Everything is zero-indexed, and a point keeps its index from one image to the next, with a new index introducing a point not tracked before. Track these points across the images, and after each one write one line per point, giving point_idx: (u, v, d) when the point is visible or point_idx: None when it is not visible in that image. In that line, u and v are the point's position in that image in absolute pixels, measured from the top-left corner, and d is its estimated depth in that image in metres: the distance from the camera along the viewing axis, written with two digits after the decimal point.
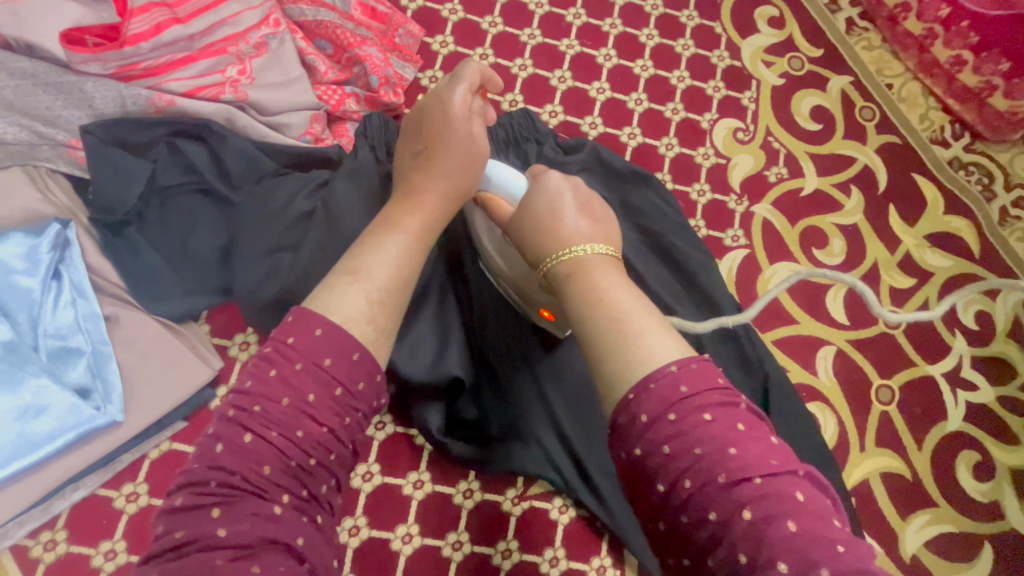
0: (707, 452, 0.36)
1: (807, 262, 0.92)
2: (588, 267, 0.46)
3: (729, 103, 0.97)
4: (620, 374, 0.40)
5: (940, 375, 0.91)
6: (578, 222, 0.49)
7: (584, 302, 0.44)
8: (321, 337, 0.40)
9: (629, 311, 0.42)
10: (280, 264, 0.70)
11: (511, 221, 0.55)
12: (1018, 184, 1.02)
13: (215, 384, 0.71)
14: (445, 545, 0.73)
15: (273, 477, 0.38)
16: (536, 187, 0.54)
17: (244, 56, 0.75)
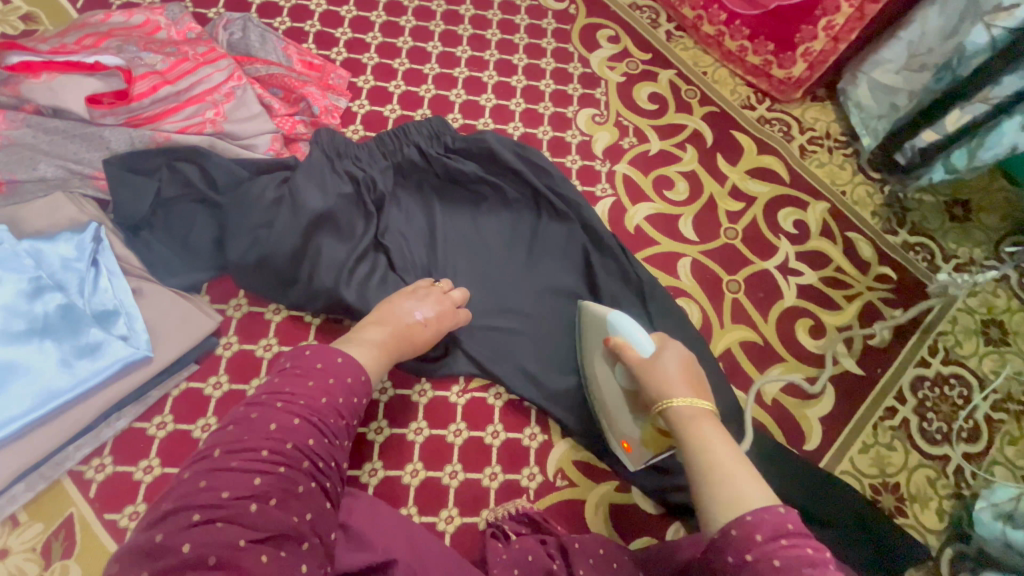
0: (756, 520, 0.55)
1: (660, 200, 1.23)
2: (694, 423, 0.69)
3: (586, 97, 1.31)
4: (717, 504, 0.59)
5: (773, 268, 1.21)
6: (683, 389, 0.74)
7: (695, 452, 0.66)
8: (341, 363, 0.71)
9: (725, 468, 0.62)
10: (257, 237, 0.95)
11: (637, 379, 0.80)
12: (809, 128, 1.38)
13: (218, 335, 0.95)
14: (409, 432, 0.95)
15: (312, 449, 0.63)
16: (661, 358, 0.80)
17: (218, 103, 1.05)
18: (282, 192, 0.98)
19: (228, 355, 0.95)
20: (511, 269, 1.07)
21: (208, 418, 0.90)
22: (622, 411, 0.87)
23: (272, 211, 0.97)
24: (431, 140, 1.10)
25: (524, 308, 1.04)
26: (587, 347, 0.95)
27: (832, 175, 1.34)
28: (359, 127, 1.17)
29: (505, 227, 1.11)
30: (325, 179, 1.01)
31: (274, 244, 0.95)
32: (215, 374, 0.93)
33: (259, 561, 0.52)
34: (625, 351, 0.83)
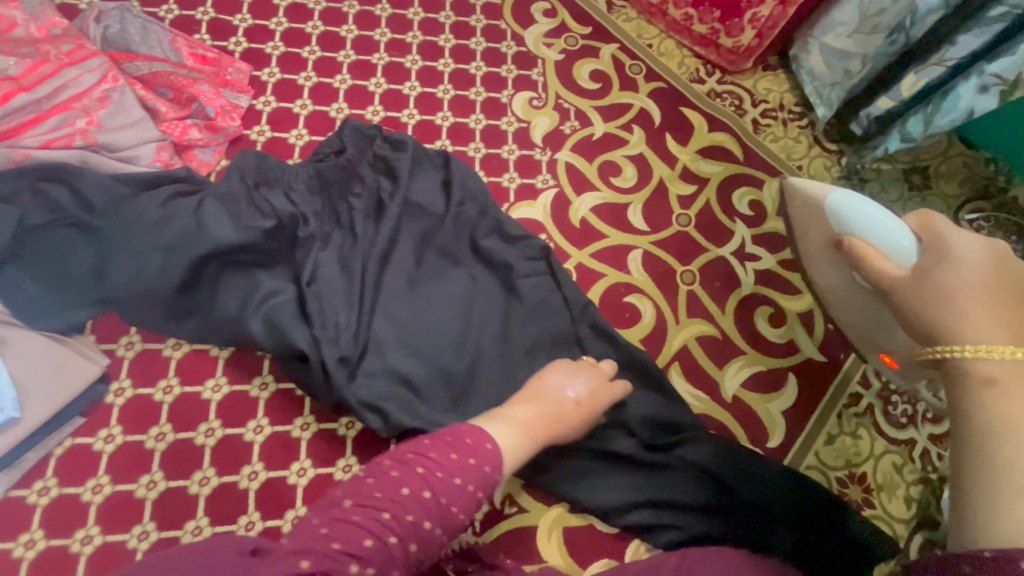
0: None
1: (606, 189, 1.14)
2: (1004, 376, 0.51)
3: (521, 79, 1.19)
4: (1004, 507, 0.46)
5: (730, 254, 1.13)
6: (988, 329, 0.55)
7: (987, 426, 0.49)
8: (418, 474, 0.56)
9: (1021, 462, 0.47)
10: (142, 265, 0.83)
11: (903, 290, 0.64)
12: (762, 101, 1.29)
13: (107, 381, 0.84)
14: (336, 470, 0.84)
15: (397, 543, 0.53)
16: (954, 259, 0.61)
17: (89, 110, 0.91)
18: (168, 211, 0.86)
19: (120, 402, 0.83)
20: (472, 298, 0.95)
21: (99, 477, 0.79)
22: (876, 323, 0.80)
23: (159, 234, 0.84)
24: (372, 158, 0.99)
25: (489, 345, 0.93)
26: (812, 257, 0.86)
27: (787, 150, 1.26)
28: (265, 127, 1.04)
29: (465, 247, 0.98)
30: (243, 211, 0.88)
31: (160, 272, 0.83)
32: (106, 426, 0.82)
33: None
34: (876, 254, 0.68)
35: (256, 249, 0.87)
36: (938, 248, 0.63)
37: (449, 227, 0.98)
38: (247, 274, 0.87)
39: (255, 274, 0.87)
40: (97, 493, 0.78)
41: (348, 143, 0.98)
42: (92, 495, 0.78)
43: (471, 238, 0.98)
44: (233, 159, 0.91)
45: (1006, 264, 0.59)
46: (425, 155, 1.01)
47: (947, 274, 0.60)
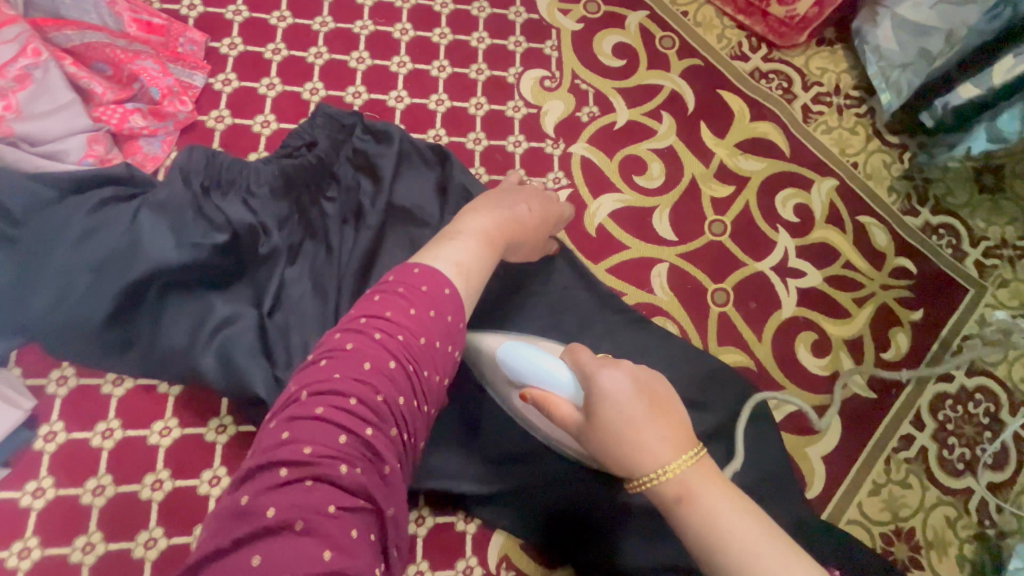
0: None
1: (630, 190, 0.97)
2: (692, 490, 0.48)
3: (532, 54, 1.01)
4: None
5: (770, 270, 0.97)
6: (660, 435, 0.50)
7: (696, 537, 0.47)
8: (428, 290, 0.54)
9: (740, 553, 0.45)
10: (68, 287, 0.68)
11: (579, 430, 0.55)
12: (815, 83, 1.10)
13: (35, 424, 0.71)
14: None
15: (396, 413, 0.48)
16: (595, 390, 0.54)
17: (6, 91, 0.73)
18: (99, 221, 0.71)
19: (51, 450, 0.70)
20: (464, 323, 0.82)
21: (26, 539, 0.67)
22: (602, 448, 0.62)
23: (88, 250, 0.70)
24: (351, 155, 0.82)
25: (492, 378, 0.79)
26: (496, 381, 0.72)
27: (842, 143, 1.08)
28: (224, 112, 0.87)
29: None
30: (188, 223, 0.73)
31: (90, 298, 0.68)
32: (35, 477, 0.69)
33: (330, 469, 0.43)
34: (552, 399, 0.59)
35: (210, 270, 0.73)
36: (586, 386, 0.55)
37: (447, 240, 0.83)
38: (197, 298, 0.73)
39: (205, 298, 0.73)
40: (25, 559, 0.67)
41: (321, 135, 0.80)
42: (19, 561, 0.67)
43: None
44: (178, 156, 0.76)
45: (639, 372, 0.53)
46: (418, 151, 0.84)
47: (604, 409, 0.52)
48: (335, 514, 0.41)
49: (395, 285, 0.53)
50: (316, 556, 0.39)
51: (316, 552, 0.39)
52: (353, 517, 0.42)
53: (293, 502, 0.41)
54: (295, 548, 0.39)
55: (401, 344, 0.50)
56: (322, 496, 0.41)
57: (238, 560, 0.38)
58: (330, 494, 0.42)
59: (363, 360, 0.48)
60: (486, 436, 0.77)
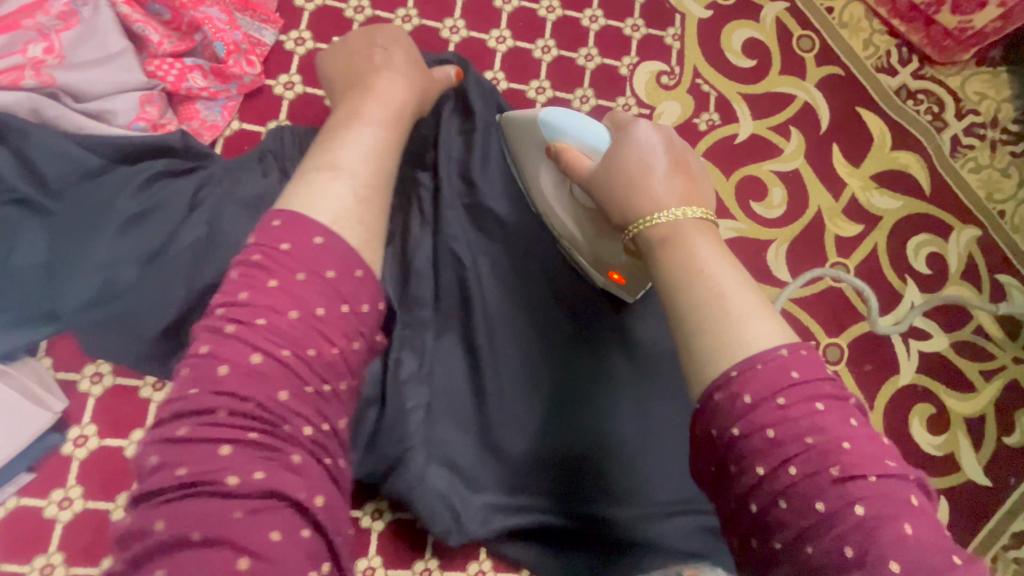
0: (769, 370, 0.36)
1: (745, 218, 0.84)
2: (683, 232, 0.42)
3: (650, 43, 0.86)
4: (712, 351, 0.38)
5: (893, 329, 0.84)
6: (670, 183, 0.45)
7: (676, 271, 0.41)
8: (321, 247, 0.40)
9: (715, 283, 0.39)
10: (112, 274, 0.57)
11: (590, 176, 0.50)
12: (969, 110, 0.93)
13: (65, 426, 0.63)
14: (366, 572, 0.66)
15: (290, 407, 0.36)
16: (623, 140, 0.49)
17: (47, 30, 0.63)
18: (154, 202, 0.60)
19: (82, 456, 0.62)
20: (546, 348, 0.66)
21: (50, 555, 0.60)
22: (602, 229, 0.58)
23: (137, 237, 0.59)
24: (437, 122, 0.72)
25: (576, 421, 0.64)
26: (529, 165, 0.66)
27: (990, 186, 0.92)
28: (295, 77, 0.74)
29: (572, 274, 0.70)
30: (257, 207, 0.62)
31: (140, 292, 0.58)
32: (62, 485, 0.61)
33: (247, 437, 0.34)
34: (575, 154, 0.53)
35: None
36: (619, 135, 0.51)
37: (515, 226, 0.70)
38: None
39: None
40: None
41: None
42: None
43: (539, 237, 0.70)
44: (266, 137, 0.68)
45: (671, 140, 0.49)
46: (487, 110, 0.73)
47: (627, 152, 0.48)
48: (243, 521, 0.32)
49: (278, 245, 0.39)
50: (230, 565, 0.31)
51: (229, 560, 0.31)
52: (273, 517, 0.33)
53: (191, 514, 0.32)
54: (200, 562, 0.31)
55: (298, 327, 0.37)
56: (217, 507, 0.33)
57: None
58: (227, 502, 0.33)
59: (253, 349, 0.36)
60: (537, 486, 0.63)
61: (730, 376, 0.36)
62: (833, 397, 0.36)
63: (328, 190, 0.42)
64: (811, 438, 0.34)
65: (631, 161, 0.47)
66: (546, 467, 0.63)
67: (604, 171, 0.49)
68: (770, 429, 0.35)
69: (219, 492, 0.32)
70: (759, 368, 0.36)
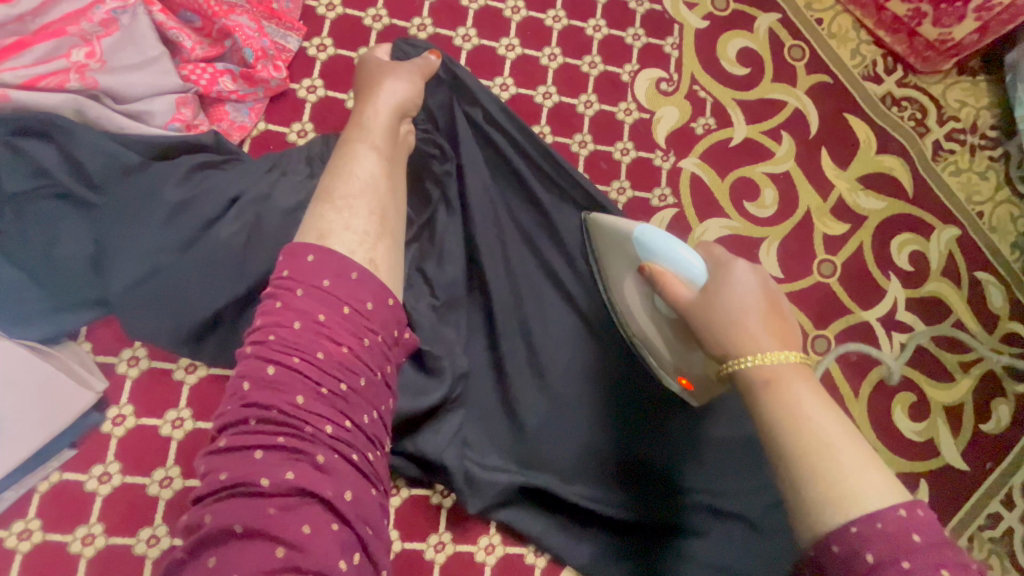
0: (890, 529, 0.37)
1: (739, 217, 0.89)
2: (783, 376, 0.45)
3: (650, 51, 0.91)
4: (825, 505, 0.40)
5: (875, 321, 0.90)
6: (767, 326, 0.48)
7: (783, 418, 0.43)
8: (334, 256, 0.46)
9: (822, 432, 0.42)
10: (156, 262, 0.64)
11: (691, 309, 0.52)
12: (950, 117, 0.99)
13: (104, 406, 0.67)
14: (428, 548, 0.71)
15: (306, 410, 0.41)
16: (721, 279, 0.52)
17: (90, 36, 0.67)
18: (190, 193, 0.66)
19: (120, 434, 0.67)
20: (560, 340, 0.74)
21: (90, 526, 0.64)
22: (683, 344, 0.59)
23: (176, 225, 0.65)
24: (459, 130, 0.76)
25: (583, 403, 0.72)
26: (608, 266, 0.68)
27: (969, 189, 0.98)
28: (317, 82, 0.79)
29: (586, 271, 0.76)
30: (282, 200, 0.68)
31: (178, 278, 0.64)
32: (101, 461, 0.66)
33: (274, 442, 0.40)
34: (673, 281, 0.55)
35: None
36: (717, 272, 0.53)
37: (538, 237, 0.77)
38: None
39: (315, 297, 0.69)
40: (88, 545, 0.64)
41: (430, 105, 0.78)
42: (82, 547, 0.63)
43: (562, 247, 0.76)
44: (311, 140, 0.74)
45: (767, 280, 0.52)
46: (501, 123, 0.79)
47: (728, 293, 0.51)
48: (278, 515, 0.38)
49: (305, 260, 0.46)
50: (268, 553, 0.37)
51: (268, 551, 0.37)
52: (305, 512, 0.39)
53: (234, 508, 0.38)
54: (244, 553, 0.36)
55: (305, 337, 0.43)
56: (256, 504, 0.38)
57: (195, 565, 0.37)
58: (265, 499, 0.38)
59: (270, 363, 0.42)
60: (548, 460, 0.70)
61: (865, 523, 0.38)
62: (927, 528, 0.38)
63: (327, 219, 0.49)
64: (880, 522, 0.38)
65: (733, 303, 0.50)
66: (557, 442, 0.71)
67: (708, 309, 0.51)
68: (867, 552, 0.37)
69: (255, 491, 0.38)
70: (878, 526, 0.38)
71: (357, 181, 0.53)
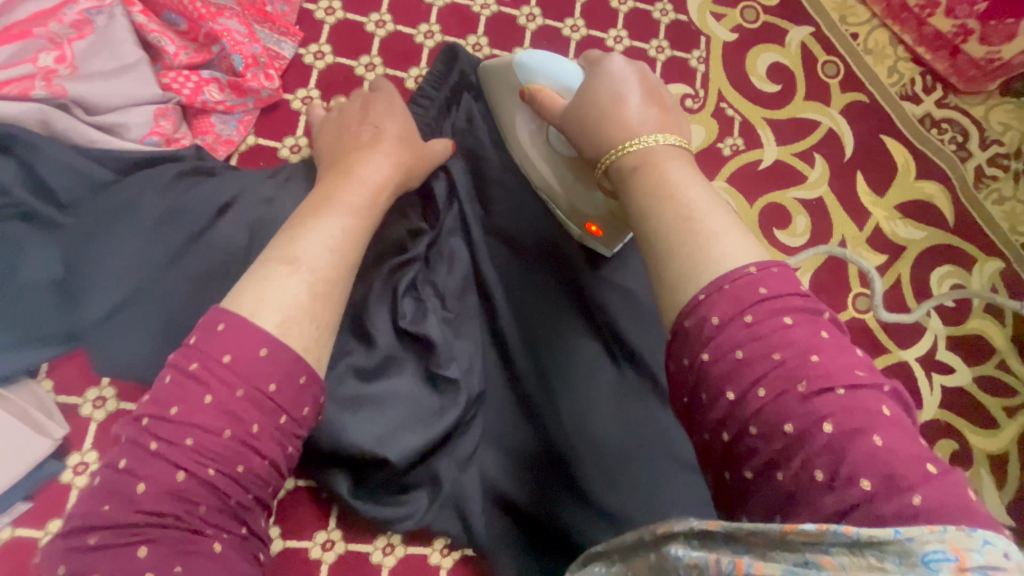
0: (737, 289, 0.37)
1: (768, 246, 0.82)
2: (656, 158, 0.44)
3: (675, 64, 0.84)
4: (687, 278, 0.39)
5: (914, 360, 0.83)
6: (644, 113, 0.47)
7: (650, 200, 0.42)
8: (264, 358, 0.38)
9: (683, 199, 0.41)
10: (135, 286, 0.57)
11: (564, 117, 0.53)
12: (994, 141, 0.92)
13: (65, 453, 0.60)
14: None
15: (213, 480, 0.36)
16: (598, 74, 0.51)
17: (60, 39, 0.60)
18: (176, 198, 0.60)
19: (83, 485, 0.59)
20: (577, 365, 0.64)
21: None
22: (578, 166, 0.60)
23: (160, 235, 0.59)
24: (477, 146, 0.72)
25: (602, 438, 0.61)
26: (507, 118, 0.67)
27: (1012, 219, 0.91)
28: (313, 92, 0.72)
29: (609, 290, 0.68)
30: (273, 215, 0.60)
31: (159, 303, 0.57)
32: (58, 516, 0.58)
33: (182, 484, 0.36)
34: (549, 93, 0.56)
35: None
36: (591, 70, 0.53)
37: (553, 265, 0.69)
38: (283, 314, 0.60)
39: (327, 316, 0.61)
40: None
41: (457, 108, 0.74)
42: None
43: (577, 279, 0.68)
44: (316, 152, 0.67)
45: (642, 72, 0.51)
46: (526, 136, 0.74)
47: (601, 87, 0.50)
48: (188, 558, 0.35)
49: (217, 354, 0.38)
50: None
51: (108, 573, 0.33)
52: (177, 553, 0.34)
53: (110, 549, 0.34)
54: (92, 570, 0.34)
55: (230, 447, 0.36)
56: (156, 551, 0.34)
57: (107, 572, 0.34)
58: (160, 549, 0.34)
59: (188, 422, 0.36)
60: (560, 508, 0.60)
61: (714, 288, 0.37)
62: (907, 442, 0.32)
63: (270, 287, 0.42)
64: (832, 422, 0.32)
65: (600, 90, 0.50)
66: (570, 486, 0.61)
67: (581, 105, 0.51)
68: (787, 423, 0.33)
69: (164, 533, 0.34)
70: (725, 287, 0.37)
71: (318, 244, 0.46)
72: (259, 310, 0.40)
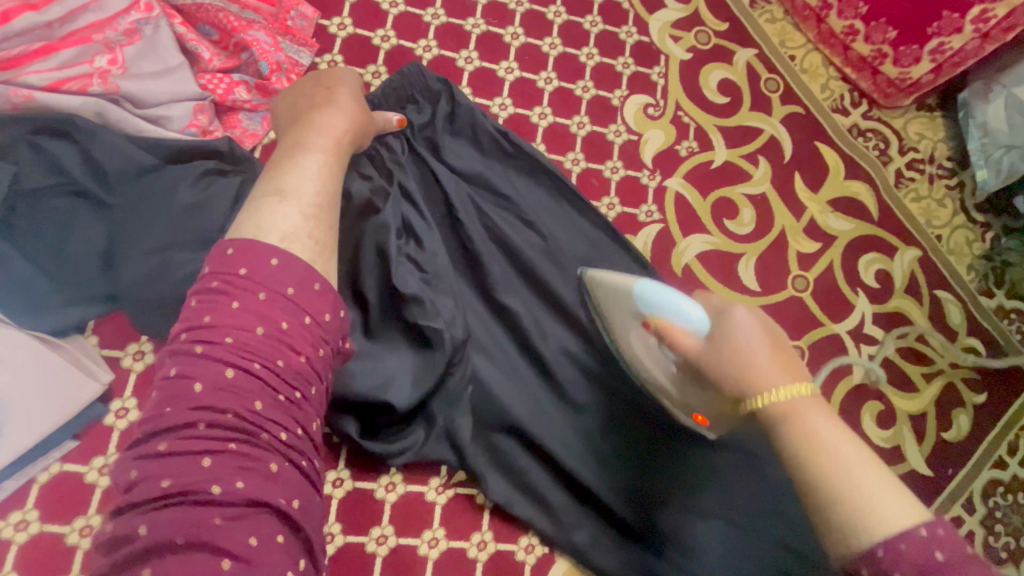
0: (914, 550, 0.40)
1: (719, 234, 0.95)
2: (814, 439, 0.47)
3: (639, 78, 0.98)
4: (846, 528, 0.43)
5: (845, 333, 0.96)
6: (783, 379, 0.51)
7: (816, 472, 0.46)
8: (277, 268, 0.45)
9: (837, 466, 0.45)
10: (164, 262, 0.65)
11: (705, 364, 0.56)
12: (911, 148, 1.08)
13: (108, 398, 0.69)
14: (421, 543, 0.72)
15: (262, 415, 0.42)
16: (728, 326, 0.55)
17: (114, 44, 0.70)
18: (203, 192, 0.68)
19: (123, 427, 0.68)
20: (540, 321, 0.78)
21: (89, 517, 0.65)
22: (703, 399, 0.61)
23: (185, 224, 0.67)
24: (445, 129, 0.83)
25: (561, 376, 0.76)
26: (617, 325, 0.69)
27: (928, 214, 1.06)
28: None
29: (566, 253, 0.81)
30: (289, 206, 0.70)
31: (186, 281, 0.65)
32: (102, 453, 0.67)
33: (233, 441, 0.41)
34: (679, 333, 0.59)
35: None
36: (722, 324, 0.56)
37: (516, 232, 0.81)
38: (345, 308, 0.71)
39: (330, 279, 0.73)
40: (86, 537, 0.64)
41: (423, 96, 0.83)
42: (79, 538, 0.64)
43: (537, 244, 0.81)
44: None
45: (772, 331, 0.55)
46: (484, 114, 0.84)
47: (742, 347, 0.54)
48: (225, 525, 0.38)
49: (237, 270, 0.44)
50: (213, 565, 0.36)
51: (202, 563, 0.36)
52: (254, 522, 0.39)
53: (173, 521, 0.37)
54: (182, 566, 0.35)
55: (266, 343, 0.43)
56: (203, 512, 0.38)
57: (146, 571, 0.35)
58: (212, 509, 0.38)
59: (225, 364, 0.42)
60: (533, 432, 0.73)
61: (890, 545, 0.41)
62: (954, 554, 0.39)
63: (278, 216, 0.49)
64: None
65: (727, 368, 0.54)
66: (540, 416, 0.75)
67: (727, 362, 0.54)
68: None
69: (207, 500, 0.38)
70: (903, 547, 0.40)
71: (309, 176, 0.55)
72: (261, 233, 0.47)
